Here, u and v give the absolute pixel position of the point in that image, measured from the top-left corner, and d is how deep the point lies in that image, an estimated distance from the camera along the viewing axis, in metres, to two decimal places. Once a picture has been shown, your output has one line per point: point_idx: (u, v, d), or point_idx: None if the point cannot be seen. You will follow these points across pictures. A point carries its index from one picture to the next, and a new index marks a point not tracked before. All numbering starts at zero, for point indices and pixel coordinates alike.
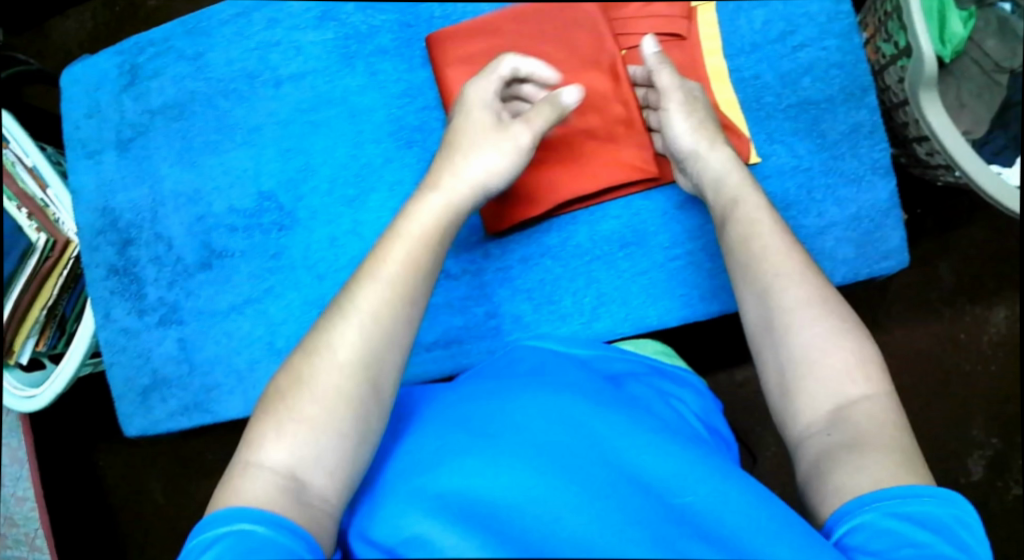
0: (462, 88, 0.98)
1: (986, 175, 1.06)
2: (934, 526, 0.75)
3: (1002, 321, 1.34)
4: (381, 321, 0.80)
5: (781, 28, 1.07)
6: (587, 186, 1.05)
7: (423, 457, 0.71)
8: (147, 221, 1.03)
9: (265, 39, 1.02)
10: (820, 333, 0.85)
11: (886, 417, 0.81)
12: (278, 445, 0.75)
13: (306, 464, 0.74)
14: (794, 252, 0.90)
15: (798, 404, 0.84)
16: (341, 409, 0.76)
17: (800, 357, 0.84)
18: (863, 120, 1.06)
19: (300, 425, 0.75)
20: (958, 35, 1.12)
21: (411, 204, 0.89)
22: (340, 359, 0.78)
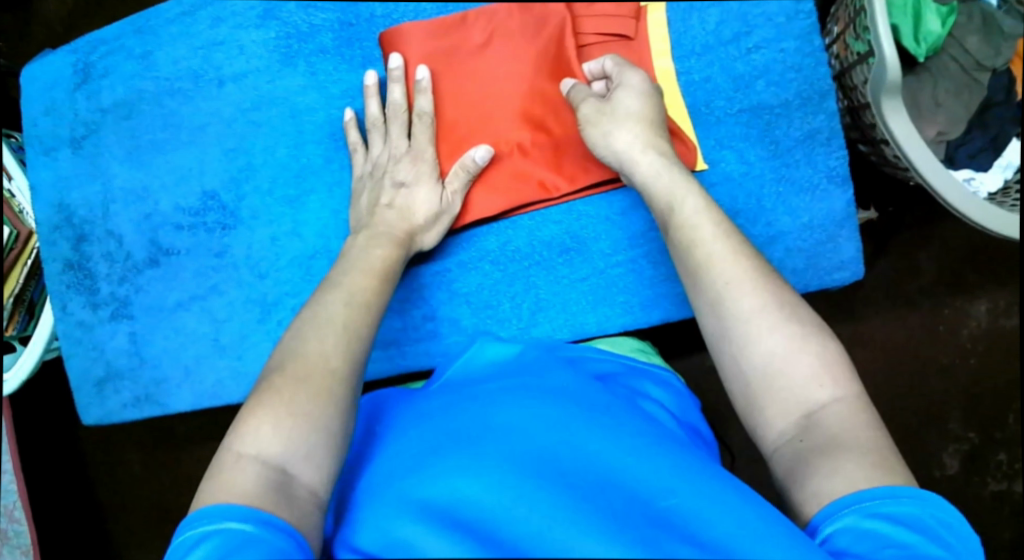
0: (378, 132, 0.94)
1: (954, 189, 0.95)
2: (921, 528, 0.69)
3: (983, 314, 1.41)
4: (357, 333, 0.81)
5: (736, 29, 0.95)
6: (520, 189, 0.94)
7: (385, 458, 0.68)
8: (99, 217, 1.01)
9: (211, 38, 0.97)
10: (782, 340, 0.77)
11: (858, 419, 0.75)
12: (268, 436, 0.72)
13: (303, 458, 0.72)
14: (748, 249, 0.82)
15: (768, 412, 0.77)
16: (333, 406, 0.75)
17: (764, 369, 0.77)
18: (819, 127, 0.94)
19: (295, 417, 0.73)
20: (933, 34, 1.04)
21: (350, 250, 0.89)
22: (331, 363, 0.77)
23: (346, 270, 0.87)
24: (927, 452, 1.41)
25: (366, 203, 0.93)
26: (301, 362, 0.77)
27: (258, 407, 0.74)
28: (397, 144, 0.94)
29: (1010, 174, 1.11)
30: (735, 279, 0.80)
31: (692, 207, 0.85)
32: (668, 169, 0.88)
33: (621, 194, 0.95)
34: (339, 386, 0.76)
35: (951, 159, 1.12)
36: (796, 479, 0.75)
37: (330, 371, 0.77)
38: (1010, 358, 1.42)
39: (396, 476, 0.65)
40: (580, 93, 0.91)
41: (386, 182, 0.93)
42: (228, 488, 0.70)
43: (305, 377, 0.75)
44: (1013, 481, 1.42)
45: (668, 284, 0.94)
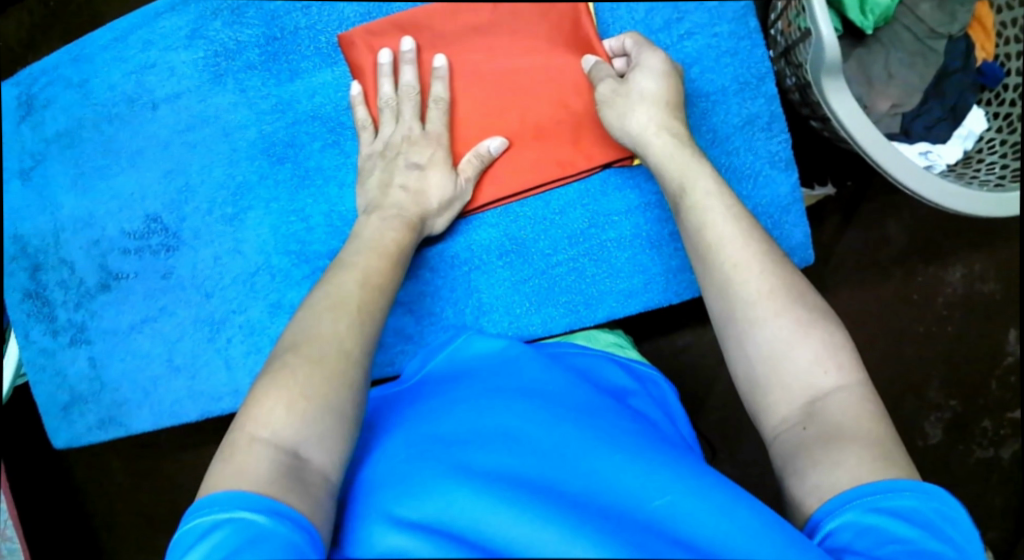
0: (390, 114, 0.93)
1: (919, 175, 0.93)
2: (925, 521, 0.68)
3: (959, 280, 1.40)
4: (362, 312, 0.81)
5: (667, 16, 0.92)
6: (491, 187, 0.93)
7: (383, 465, 0.70)
8: (51, 245, 1.03)
9: (141, 62, 1.00)
10: (787, 326, 0.77)
11: (862, 408, 0.74)
12: (283, 419, 0.73)
13: (315, 442, 0.72)
14: (754, 230, 0.81)
15: (773, 397, 0.76)
16: (347, 390, 0.75)
17: (770, 353, 0.76)
18: (758, 111, 0.92)
19: (309, 401, 0.74)
20: (880, 6, 1.02)
21: (361, 233, 0.89)
22: (345, 347, 0.78)
23: (357, 252, 0.86)
24: (910, 422, 1.40)
25: (379, 185, 0.92)
26: (308, 340, 0.78)
27: (272, 389, 0.74)
28: (413, 125, 0.92)
29: (971, 144, 1.08)
30: (744, 263, 0.80)
31: (706, 187, 0.84)
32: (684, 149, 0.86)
33: (593, 178, 0.94)
34: (349, 368, 0.77)
35: (907, 132, 1.09)
36: (798, 465, 0.74)
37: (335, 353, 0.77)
38: (989, 323, 1.41)
39: (395, 483, 0.67)
40: (601, 74, 0.88)
41: (398, 163, 0.91)
42: (241, 473, 0.71)
43: (316, 358, 0.76)
44: (999, 448, 1.41)
45: (610, 281, 0.94)
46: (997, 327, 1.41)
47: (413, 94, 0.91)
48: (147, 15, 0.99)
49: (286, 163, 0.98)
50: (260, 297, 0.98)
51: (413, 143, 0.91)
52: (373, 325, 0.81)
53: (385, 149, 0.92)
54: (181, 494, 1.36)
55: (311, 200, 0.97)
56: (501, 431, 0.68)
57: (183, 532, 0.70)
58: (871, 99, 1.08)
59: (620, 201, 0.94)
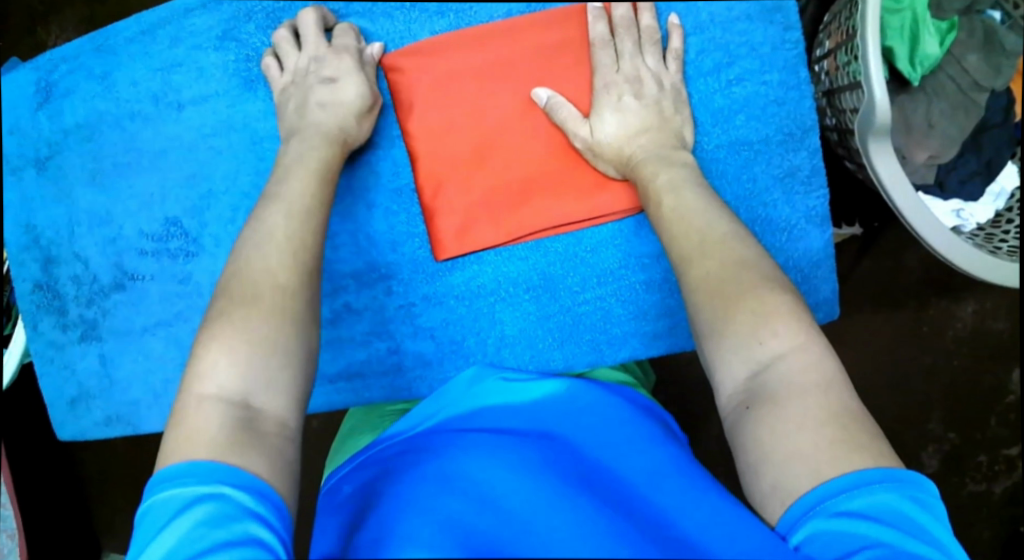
0: (307, 52, 0.91)
1: (953, 244, 0.92)
2: (895, 520, 0.64)
3: (970, 315, 1.40)
4: (303, 267, 0.80)
5: (716, 60, 0.91)
6: (529, 220, 0.91)
7: (375, 522, 0.63)
8: (65, 239, 1.00)
9: (169, 59, 0.96)
10: (736, 339, 0.74)
11: (809, 373, 0.71)
12: (222, 369, 0.72)
13: (262, 385, 0.72)
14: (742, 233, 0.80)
15: (721, 372, 0.75)
16: (289, 326, 0.76)
17: (722, 358, 0.75)
18: (800, 164, 0.91)
19: (246, 349, 0.73)
20: (931, 57, 0.99)
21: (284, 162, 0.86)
22: (279, 281, 0.78)
23: (284, 180, 0.84)
24: (907, 450, 1.40)
25: (296, 115, 0.90)
26: (249, 290, 0.77)
27: (219, 347, 0.73)
28: (350, 55, 0.91)
29: (1002, 203, 1.06)
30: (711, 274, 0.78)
31: (697, 200, 0.83)
32: (665, 158, 0.86)
33: (626, 220, 0.92)
34: (293, 327, 0.76)
35: (941, 185, 1.07)
36: (743, 457, 0.71)
37: (271, 297, 0.77)
38: (994, 358, 1.41)
39: (390, 543, 0.60)
40: (558, 102, 0.89)
41: (323, 95, 0.89)
42: (194, 435, 0.69)
43: (252, 311, 0.75)
44: (992, 483, 1.41)
45: (637, 323, 0.93)
46: (1001, 364, 1.41)
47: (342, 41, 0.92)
48: (176, 10, 0.96)
49: None
50: None
51: (338, 79, 0.90)
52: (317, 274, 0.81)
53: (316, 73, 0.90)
54: None
55: None
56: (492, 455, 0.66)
57: (155, 506, 0.66)
58: (909, 150, 1.05)
59: (651, 246, 0.92)
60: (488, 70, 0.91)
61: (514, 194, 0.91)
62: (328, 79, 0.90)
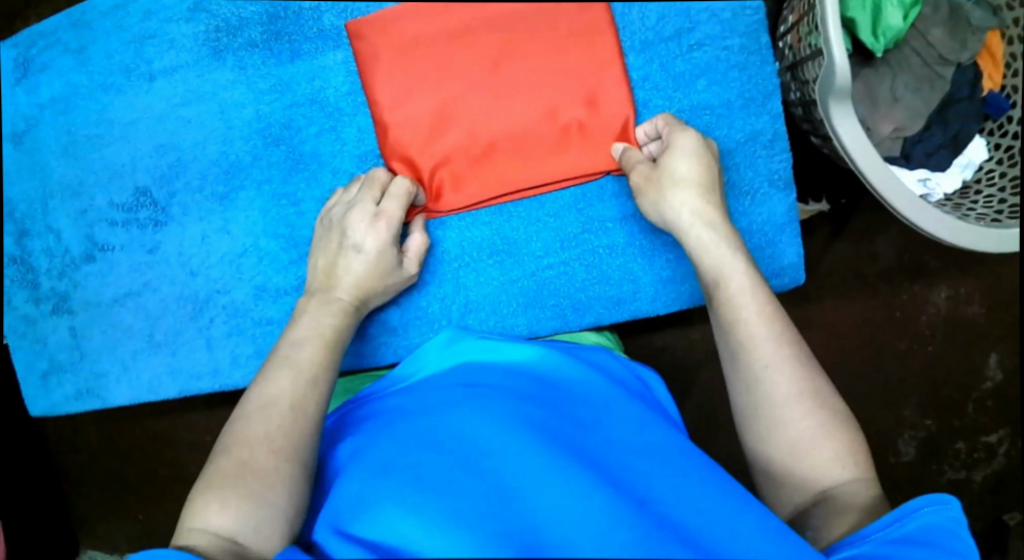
0: (335, 225, 0.93)
1: (920, 207, 0.91)
2: (944, 539, 0.74)
3: (943, 301, 1.40)
4: (330, 347, 0.89)
5: (677, 24, 0.92)
6: (495, 184, 0.94)
7: (358, 487, 0.73)
8: (39, 212, 1.00)
9: (141, 33, 0.97)
10: (762, 353, 0.84)
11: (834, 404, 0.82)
12: (216, 512, 0.76)
13: (252, 532, 0.75)
14: (790, 340, 0.84)
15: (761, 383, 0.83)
16: (294, 441, 0.81)
17: (788, 450, 0.81)
18: (762, 128, 0.93)
19: (241, 497, 0.76)
20: (893, 28, 0.97)
21: (301, 320, 0.91)
22: (281, 413, 0.82)
23: (296, 345, 0.88)
24: (883, 437, 1.41)
25: (321, 290, 0.93)
26: (254, 425, 0.81)
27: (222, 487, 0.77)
28: (364, 217, 0.91)
29: (970, 174, 1.06)
30: (773, 363, 0.83)
31: (746, 311, 0.85)
32: (715, 268, 0.88)
33: (587, 185, 0.95)
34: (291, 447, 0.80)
35: (907, 156, 1.06)
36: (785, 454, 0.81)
37: (273, 430, 0.81)
38: (970, 344, 1.41)
39: (370, 509, 0.70)
40: None
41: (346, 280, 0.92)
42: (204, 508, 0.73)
43: (249, 466, 0.79)
44: (972, 471, 1.42)
45: (599, 287, 0.96)
46: (976, 350, 1.41)
47: (360, 192, 0.93)
48: None
49: (281, 145, 0.97)
50: (244, 279, 0.99)
51: (359, 259, 0.92)
52: (328, 360, 0.88)
53: (352, 247, 0.92)
54: (163, 465, 1.37)
55: (304, 185, 0.98)
56: (470, 432, 0.73)
57: None
58: (874, 121, 1.04)
59: (612, 210, 0.96)
60: None
61: (481, 159, 0.93)
62: (348, 267, 0.92)
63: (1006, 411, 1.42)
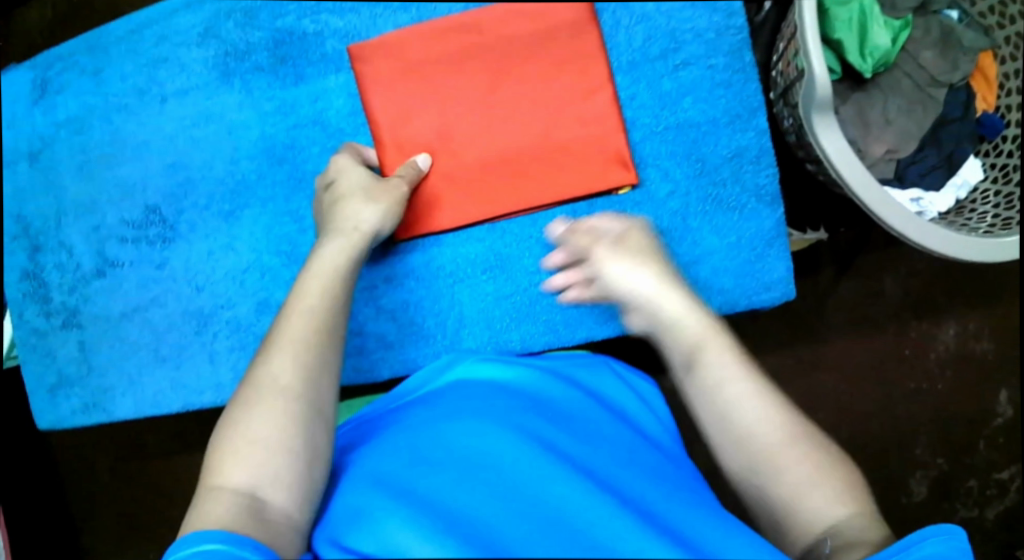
0: (326, 191, 0.94)
1: (905, 218, 0.91)
2: None
3: (952, 337, 1.38)
4: (336, 297, 0.88)
5: (663, 45, 0.95)
6: (486, 200, 0.95)
7: (358, 499, 0.70)
8: (52, 228, 1.04)
9: (153, 56, 1.01)
10: (737, 397, 0.83)
11: (817, 442, 0.81)
12: (233, 472, 0.75)
13: (270, 481, 0.74)
14: (770, 390, 0.83)
15: (739, 428, 0.82)
16: (305, 398, 0.79)
17: (789, 497, 0.78)
18: (748, 144, 0.95)
19: (254, 451, 0.76)
20: (881, 48, 0.99)
21: (302, 279, 0.89)
22: (293, 364, 0.81)
23: (302, 294, 0.87)
24: (895, 477, 1.37)
25: (320, 243, 0.91)
26: (259, 388, 0.80)
27: (235, 451, 0.76)
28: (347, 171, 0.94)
29: (964, 193, 1.05)
30: (762, 416, 0.82)
31: (714, 375, 0.84)
32: (664, 336, 0.89)
33: (577, 202, 0.96)
34: (301, 405, 0.79)
35: (900, 178, 1.05)
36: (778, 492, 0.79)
37: (285, 387, 0.80)
38: (980, 381, 1.38)
39: (366, 521, 0.67)
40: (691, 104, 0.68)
41: (345, 222, 0.91)
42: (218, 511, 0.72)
43: (259, 424, 0.77)
44: (984, 508, 1.38)
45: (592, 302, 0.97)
46: (986, 387, 1.38)
47: (337, 161, 0.95)
48: (163, 11, 1.01)
49: (285, 164, 1.00)
50: (248, 294, 1.01)
51: (352, 198, 0.92)
52: (337, 307, 0.87)
53: (342, 225, 0.91)
54: (160, 502, 1.33)
55: (306, 203, 1.00)
56: (469, 446, 0.69)
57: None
58: (865, 144, 1.04)
59: None
60: (443, 60, 0.94)
61: (473, 176, 0.95)
62: (343, 209, 0.92)
63: (1017, 448, 1.39)
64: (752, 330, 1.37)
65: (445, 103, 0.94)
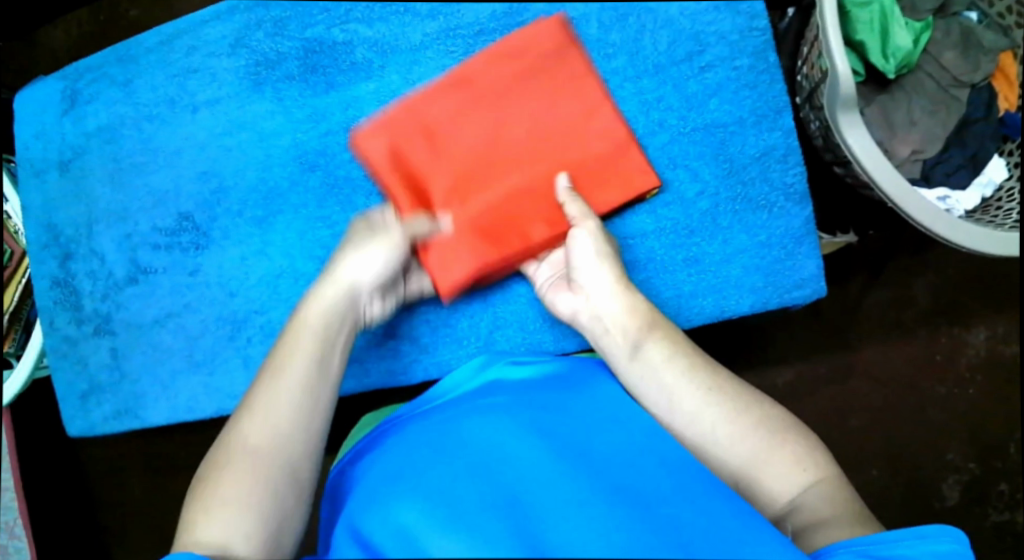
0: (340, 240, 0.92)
1: (932, 214, 0.92)
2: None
3: (982, 342, 1.38)
4: (326, 353, 0.85)
5: (688, 48, 0.96)
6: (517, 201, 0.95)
7: (374, 485, 0.70)
8: (84, 236, 1.05)
9: (184, 66, 1.02)
10: (679, 376, 0.85)
11: (765, 410, 0.84)
12: (207, 522, 0.75)
13: (240, 540, 0.74)
14: (703, 365, 0.86)
15: (688, 405, 0.84)
16: (282, 458, 0.79)
17: (749, 465, 0.81)
18: (775, 143, 0.96)
19: (228, 505, 0.76)
20: (903, 49, 0.99)
21: (293, 321, 0.87)
22: (275, 423, 0.80)
23: (292, 338, 0.85)
24: (926, 482, 1.36)
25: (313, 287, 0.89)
26: (241, 440, 0.80)
27: (212, 502, 0.77)
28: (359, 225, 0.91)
29: (990, 192, 1.05)
30: (707, 391, 0.84)
31: (656, 356, 0.86)
32: (601, 322, 0.90)
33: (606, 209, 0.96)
34: (279, 467, 0.79)
35: (927, 178, 1.04)
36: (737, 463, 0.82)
37: (264, 445, 0.79)
38: (1010, 385, 1.38)
39: (380, 504, 0.67)
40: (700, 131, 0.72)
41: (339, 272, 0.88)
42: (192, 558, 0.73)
43: (234, 478, 0.78)
44: (1017, 512, 1.37)
45: None
46: (1016, 391, 1.37)
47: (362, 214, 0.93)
48: (193, 22, 1.02)
49: (317, 170, 1.01)
50: (282, 300, 1.01)
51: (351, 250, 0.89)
52: (326, 365, 0.85)
53: (328, 278, 0.88)
54: None
55: (339, 208, 1.01)
56: (482, 440, 0.69)
57: None
58: (891, 145, 1.04)
59: (634, 227, 0.96)
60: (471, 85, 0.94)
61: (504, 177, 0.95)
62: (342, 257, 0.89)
63: None
64: (778, 336, 1.37)
65: (460, 120, 0.94)
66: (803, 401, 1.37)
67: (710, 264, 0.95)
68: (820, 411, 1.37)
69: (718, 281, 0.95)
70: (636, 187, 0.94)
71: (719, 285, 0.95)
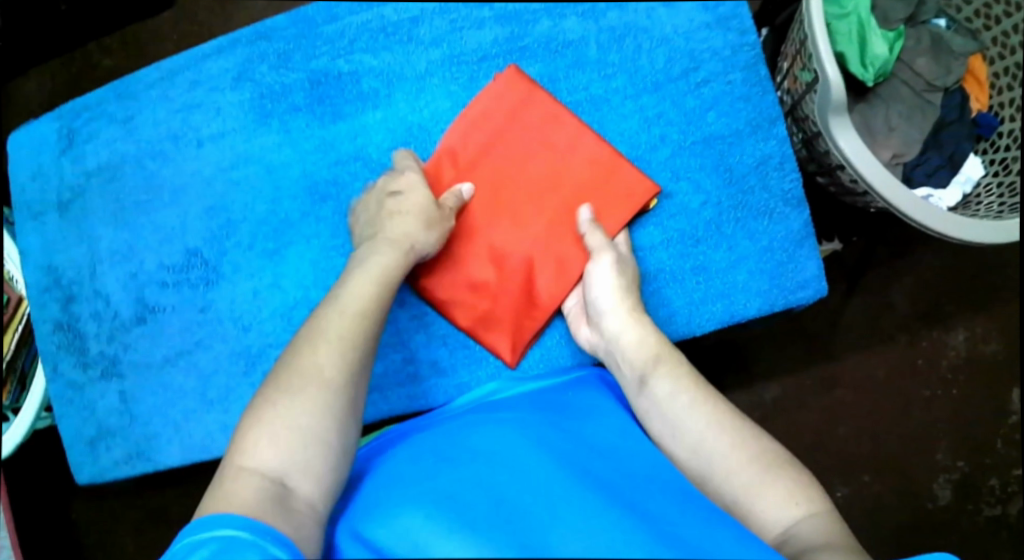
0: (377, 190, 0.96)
1: (923, 208, 0.96)
2: None
3: (962, 342, 1.42)
4: (386, 293, 0.88)
5: (684, 64, 1.01)
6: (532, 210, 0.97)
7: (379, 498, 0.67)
8: (86, 278, 1.03)
9: (187, 102, 1.03)
10: (681, 406, 0.86)
11: (765, 445, 0.83)
12: (264, 451, 0.74)
13: (300, 469, 0.73)
14: (707, 398, 0.86)
15: (689, 437, 0.84)
16: (343, 393, 0.79)
17: (745, 498, 0.80)
18: (771, 152, 1.00)
19: (288, 432, 0.75)
20: (880, 57, 1.05)
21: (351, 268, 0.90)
22: (323, 368, 0.79)
23: (354, 279, 0.88)
24: (919, 482, 1.40)
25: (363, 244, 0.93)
26: (297, 374, 0.79)
27: (262, 436, 0.75)
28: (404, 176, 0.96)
29: (969, 188, 1.11)
30: (709, 422, 0.84)
31: (661, 388, 0.87)
32: (613, 353, 0.92)
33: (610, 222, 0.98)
34: (341, 398, 0.78)
35: (908, 179, 1.11)
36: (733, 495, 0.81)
37: (321, 375, 0.79)
38: (992, 383, 1.42)
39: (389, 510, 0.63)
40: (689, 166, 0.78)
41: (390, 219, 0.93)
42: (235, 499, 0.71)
43: (296, 398, 0.77)
44: (1007, 506, 1.40)
45: None
46: (999, 388, 1.42)
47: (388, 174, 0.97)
48: (193, 57, 1.03)
49: (329, 201, 1.01)
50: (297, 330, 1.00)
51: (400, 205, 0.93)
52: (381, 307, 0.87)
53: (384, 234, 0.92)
54: None
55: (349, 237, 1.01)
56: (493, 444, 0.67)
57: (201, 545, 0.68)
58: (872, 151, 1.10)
59: (644, 238, 0.99)
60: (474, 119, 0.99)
61: (517, 192, 0.98)
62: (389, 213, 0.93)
63: None
64: (770, 347, 1.41)
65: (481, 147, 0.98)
66: (799, 410, 1.40)
67: (718, 270, 0.98)
68: (815, 418, 1.40)
69: (726, 286, 0.98)
70: (638, 198, 0.96)
71: (729, 287, 0.98)
